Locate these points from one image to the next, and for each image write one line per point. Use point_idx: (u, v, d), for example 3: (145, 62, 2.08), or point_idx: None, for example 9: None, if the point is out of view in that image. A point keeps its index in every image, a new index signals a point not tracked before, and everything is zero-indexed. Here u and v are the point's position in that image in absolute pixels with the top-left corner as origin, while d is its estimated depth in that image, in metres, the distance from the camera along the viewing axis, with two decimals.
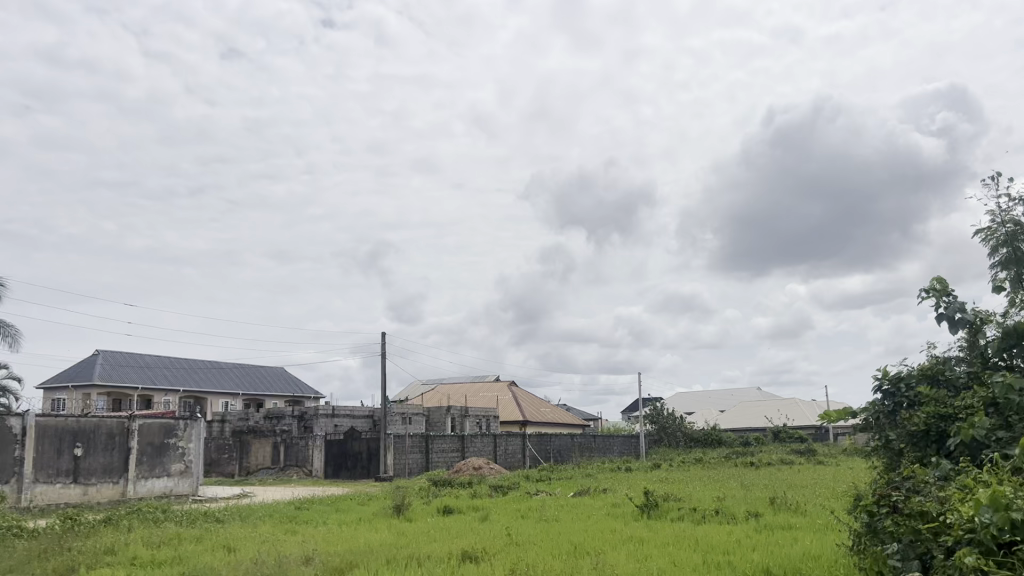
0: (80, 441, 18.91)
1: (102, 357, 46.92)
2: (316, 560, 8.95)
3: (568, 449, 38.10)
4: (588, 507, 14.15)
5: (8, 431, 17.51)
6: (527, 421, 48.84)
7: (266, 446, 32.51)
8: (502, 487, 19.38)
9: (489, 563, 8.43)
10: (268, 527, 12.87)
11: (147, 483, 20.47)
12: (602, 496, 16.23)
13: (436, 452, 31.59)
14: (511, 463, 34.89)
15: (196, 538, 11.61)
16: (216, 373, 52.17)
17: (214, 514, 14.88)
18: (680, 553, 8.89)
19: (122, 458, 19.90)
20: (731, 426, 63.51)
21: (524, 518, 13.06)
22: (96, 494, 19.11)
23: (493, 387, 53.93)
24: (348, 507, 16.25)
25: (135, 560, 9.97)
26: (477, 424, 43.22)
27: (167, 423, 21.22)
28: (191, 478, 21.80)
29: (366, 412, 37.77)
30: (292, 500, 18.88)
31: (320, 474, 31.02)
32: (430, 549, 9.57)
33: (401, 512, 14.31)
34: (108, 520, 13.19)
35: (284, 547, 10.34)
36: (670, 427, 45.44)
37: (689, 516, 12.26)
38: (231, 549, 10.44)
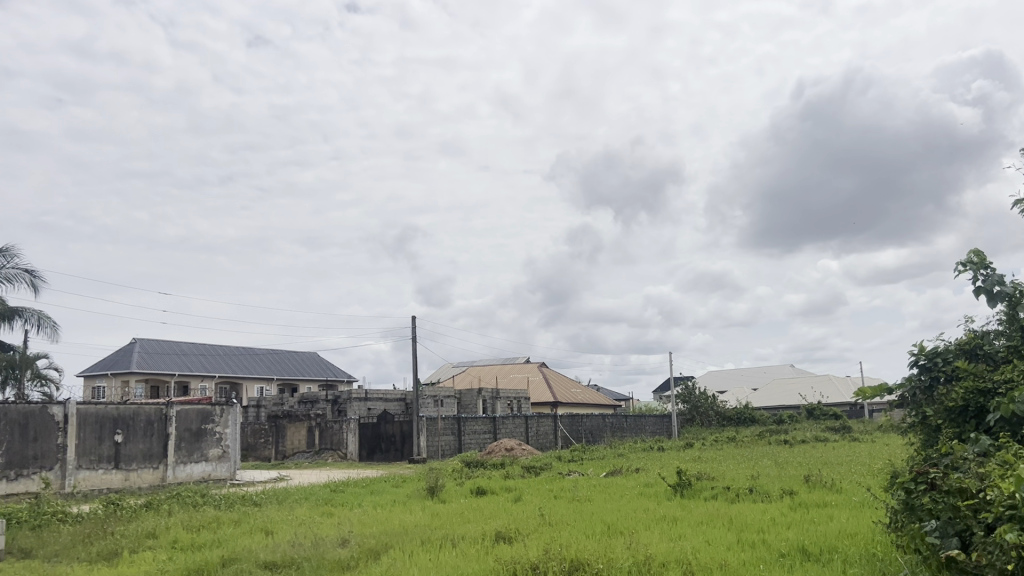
0: (120, 428, 19.29)
1: (139, 346, 47.77)
2: (352, 542, 9.03)
3: (600, 430, 38.14)
4: (620, 487, 14.16)
5: (50, 419, 17.84)
6: (558, 402, 48.94)
7: (302, 430, 32.87)
8: (535, 468, 19.47)
9: (522, 543, 8.48)
10: (304, 510, 13.08)
11: (186, 468, 20.87)
12: (635, 476, 16.32)
13: (467, 435, 31.85)
14: (542, 444, 35.01)
15: (234, 522, 11.75)
16: (251, 359, 52.81)
17: (251, 498, 15.10)
18: (714, 532, 8.86)
19: (162, 443, 20.30)
20: (764, 404, 63.07)
21: (557, 498, 13.15)
22: (137, 479, 19.52)
23: (524, 368, 54.07)
24: (383, 489, 16.39)
25: (175, 544, 10.16)
26: (508, 405, 43.42)
27: (204, 409, 21.61)
28: (228, 463, 22.19)
29: (398, 396, 38.09)
30: (329, 483, 19.12)
31: (355, 456, 31.36)
32: (464, 530, 9.63)
33: (435, 494, 14.40)
34: (150, 505, 13.45)
35: (321, 529, 10.48)
36: (702, 406, 45.24)
37: (723, 495, 12.19)
38: (268, 532, 10.58)
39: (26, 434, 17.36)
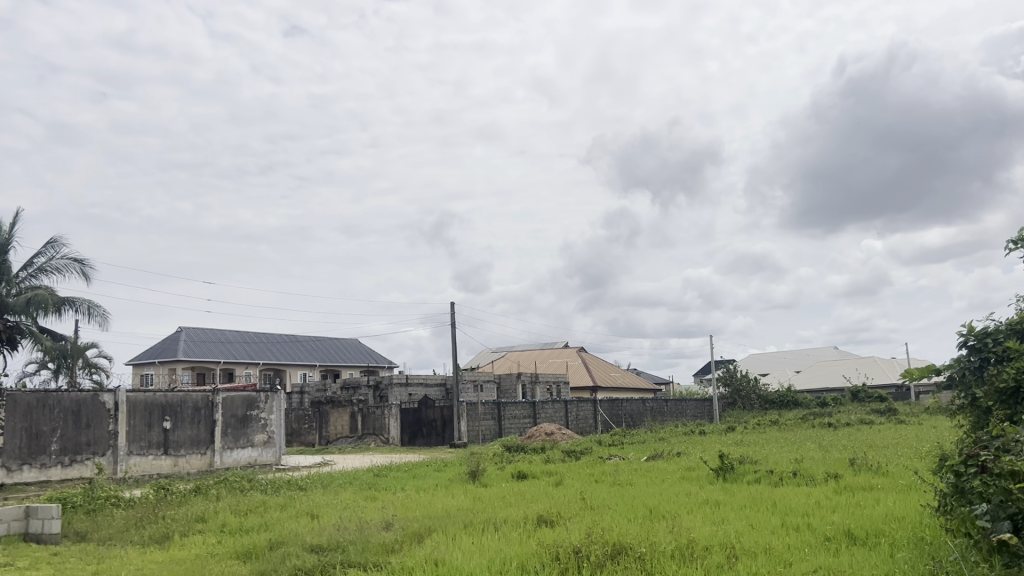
0: (168, 414, 19.72)
1: (185, 335, 48.72)
2: (396, 525, 9.14)
3: (640, 414, 38.07)
4: (661, 471, 14.16)
5: (101, 406, 18.29)
6: (598, 386, 48.90)
7: (344, 416, 33.24)
8: (575, 452, 19.49)
9: (565, 527, 8.50)
10: (348, 494, 13.28)
11: (233, 454, 21.29)
12: (675, 460, 16.28)
13: (507, 419, 32.04)
14: (582, 428, 35.06)
15: (281, 506, 11.98)
16: (293, 347, 53.56)
17: (297, 482, 15.37)
18: (758, 516, 8.80)
19: (208, 430, 20.73)
20: (808, 387, 62.31)
21: (598, 482, 13.17)
22: (186, 465, 19.95)
23: (563, 353, 54.09)
24: (425, 474, 16.54)
25: (224, 528, 10.38)
26: (547, 390, 43.54)
27: (250, 396, 22.01)
28: (274, 449, 22.59)
29: (438, 381, 38.39)
30: (372, 468, 19.37)
31: (397, 441, 31.69)
32: (507, 514, 9.69)
33: (476, 478, 14.50)
34: (198, 489, 13.74)
35: (365, 513, 10.61)
36: (744, 390, 44.87)
37: (767, 479, 12.09)
38: (314, 516, 10.75)
39: (79, 422, 17.82)
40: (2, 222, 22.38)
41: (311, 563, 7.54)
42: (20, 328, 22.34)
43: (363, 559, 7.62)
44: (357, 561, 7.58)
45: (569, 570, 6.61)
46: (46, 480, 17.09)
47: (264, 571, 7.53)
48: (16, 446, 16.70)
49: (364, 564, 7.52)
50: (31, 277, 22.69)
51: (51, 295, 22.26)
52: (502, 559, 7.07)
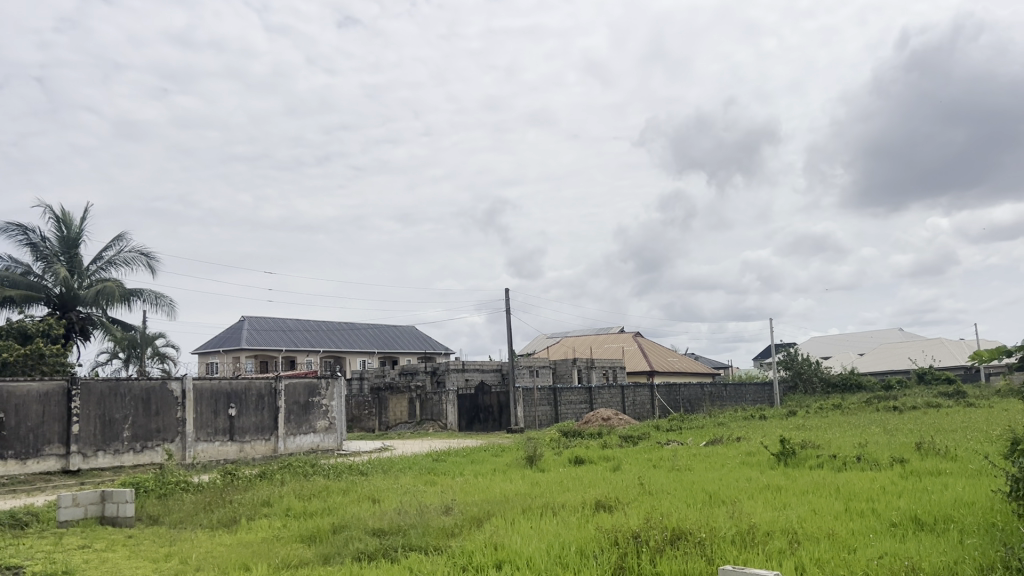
0: (233, 401, 20.26)
1: (248, 324, 49.90)
2: (455, 509, 9.26)
3: (698, 399, 37.78)
4: (721, 456, 14.03)
5: (170, 394, 18.87)
6: (655, 370, 48.58)
7: (403, 402, 33.62)
8: (633, 437, 19.40)
9: (623, 512, 8.50)
10: (408, 479, 13.49)
11: (296, 440, 21.80)
12: (736, 445, 16.11)
13: (564, 405, 32.13)
14: (640, 413, 34.94)
15: (343, 490, 12.24)
16: (352, 334, 54.39)
17: (359, 467, 15.66)
18: (820, 500, 8.68)
19: (272, 416, 21.23)
20: (872, 370, 60.85)
21: (656, 467, 13.12)
22: (251, 450, 20.49)
23: (619, 338, 53.80)
24: (483, 459, 16.68)
25: (289, 511, 10.65)
26: (603, 374, 43.45)
27: (311, 383, 22.48)
28: (335, 434, 23.07)
29: (494, 366, 38.61)
30: (431, 452, 19.59)
31: (455, 426, 31.97)
32: (564, 498, 9.74)
33: (534, 463, 14.59)
34: (264, 474, 14.11)
35: (425, 497, 10.76)
36: (805, 373, 44.13)
37: (829, 464, 11.88)
38: (375, 500, 10.96)
39: (149, 409, 18.42)
40: (72, 218, 23.16)
41: (372, 547, 7.67)
42: (92, 319, 23.17)
43: (424, 542, 7.74)
44: (417, 545, 7.69)
45: (628, 553, 6.61)
46: (120, 465, 17.72)
47: (327, 554, 7.70)
48: (91, 433, 17.35)
49: (425, 547, 7.63)
50: (100, 270, 23.47)
51: (119, 287, 22.98)
52: (561, 544, 7.10)
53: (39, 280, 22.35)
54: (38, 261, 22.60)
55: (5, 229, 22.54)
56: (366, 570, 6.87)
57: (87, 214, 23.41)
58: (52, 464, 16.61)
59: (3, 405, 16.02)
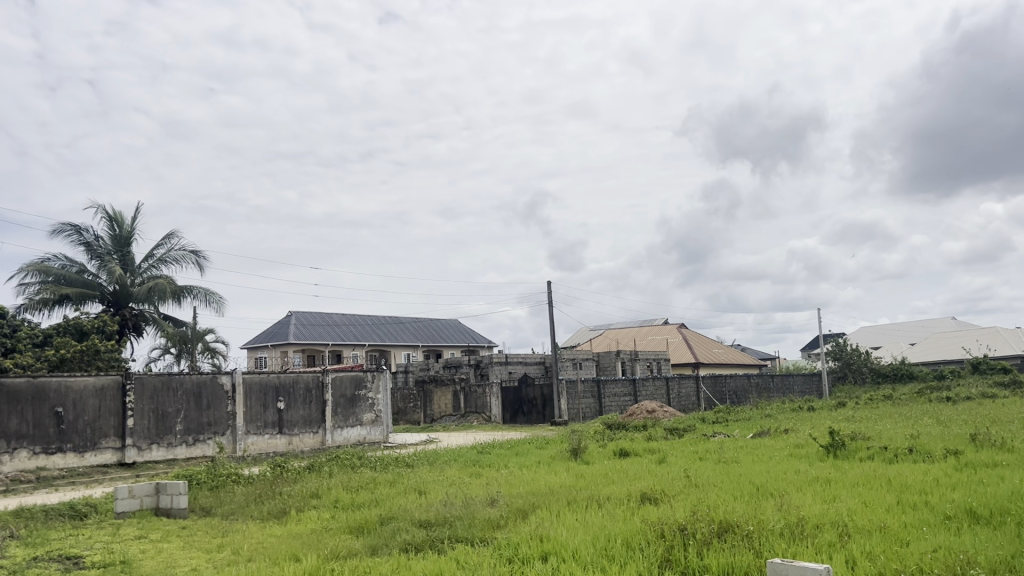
0: (282, 395, 20.61)
1: (295, 319, 50.72)
2: (500, 502, 9.30)
3: (745, 390, 37.38)
4: (768, 448, 13.84)
5: (220, 388, 19.25)
6: (700, 362, 48.14)
7: (447, 394, 33.79)
8: (678, 430, 19.27)
9: (669, 504, 8.45)
10: (454, 471, 13.58)
11: (343, 432, 22.11)
12: (783, 437, 15.89)
13: (609, 397, 32.07)
14: (685, 406, 34.69)
15: (390, 482, 12.38)
16: (397, 328, 54.87)
17: (405, 459, 15.82)
18: (872, 493, 8.53)
19: (320, 409, 21.55)
20: (924, 359, 59.52)
21: (703, 459, 13.00)
22: (300, 443, 20.83)
23: (663, 330, 53.40)
24: (528, 451, 16.69)
25: (337, 503, 10.80)
26: (648, 367, 43.19)
27: (357, 376, 22.76)
28: (381, 426, 23.35)
29: (537, 359, 38.66)
30: (476, 445, 19.70)
31: (499, 419, 32.09)
32: (609, 491, 9.71)
33: (578, 455, 14.59)
34: (312, 467, 14.33)
35: (471, 489, 10.83)
36: (855, 364, 43.42)
37: (880, 456, 11.67)
38: (422, 492, 11.06)
39: (200, 403, 18.82)
40: (125, 218, 23.75)
41: (419, 538, 7.74)
42: (144, 315, 23.71)
43: (470, 534, 7.79)
44: (463, 536, 7.74)
45: (675, 545, 6.58)
46: (173, 458, 18.15)
47: (375, 545, 7.80)
48: (146, 427, 17.79)
49: (471, 539, 7.68)
50: (151, 268, 24.01)
51: (170, 284, 23.48)
52: (607, 536, 7.09)
53: (94, 278, 22.96)
54: (93, 260, 23.22)
55: (60, 229, 23.18)
56: (414, 561, 6.94)
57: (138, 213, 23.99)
58: (109, 456, 17.06)
59: (62, 400, 16.49)
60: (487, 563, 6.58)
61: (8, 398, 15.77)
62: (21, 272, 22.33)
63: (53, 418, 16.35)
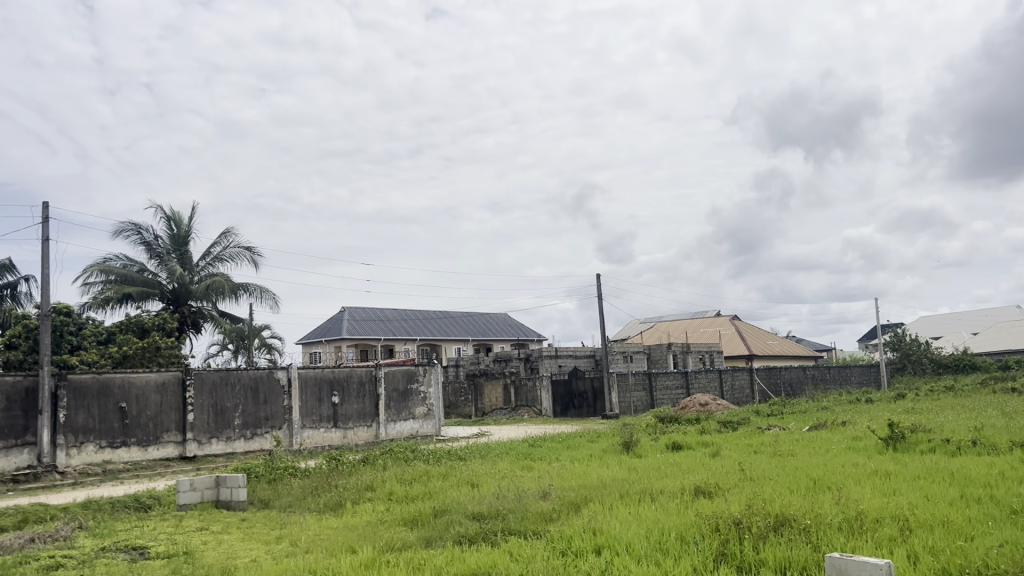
0: (336, 389, 20.92)
1: (348, 314, 51.39)
2: (553, 495, 9.31)
3: (800, 382, 36.81)
4: (825, 441, 13.58)
5: (277, 382, 19.63)
6: (753, 354, 47.49)
7: (498, 388, 33.89)
8: (732, 423, 19.00)
9: (724, 498, 8.37)
10: (505, 464, 13.64)
11: (397, 426, 22.36)
12: (840, 429, 15.58)
13: (660, 390, 31.89)
14: (739, 398, 34.28)
15: (442, 475, 12.50)
16: (447, 323, 55.23)
17: (457, 453, 15.92)
18: (934, 486, 8.32)
19: (373, 403, 21.82)
20: (987, 349, 57.82)
21: (758, 453, 12.82)
22: (354, 437, 21.13)
23: (715, 322, 52.78)
24: (579, 445, 16.66)
25: (391, 496, 10.94)
26: (700, 359, 42.73)
27: (410, 370, 22.99)
28: (434, 420, 23.55)
29: (587, 352, 38.62)
30: (527, 438, 19.73)
31: (550, 412, 32.11)
32: (663, 484, 9.66)
33: (630, 449, 14.54)
34: (366, 460, 14.52)
35: (523, 482, 10.89)
36: (914, 354, 42.39)
37: (942, 449, 11.37)
38: (475, 485, 11.15)
39: (257, 397, 19.23)
40: (182, 218, 24.32)
41: (472, 531, 7.80)
42: (203, 312, 24.28)
43: (523, 526, 7.83)
44: (517, 529, 7.78)
45: (730, 539, 6.52)
46: (232, 452, 18.57)
47: (430, 537, 7.88)
48: (205, 421, 18.23)
49: (524, 532, 7.71)
50: (209, 266, 24.57)
51: (227, 281, 23.97)
52: (660, 530, 7.05)
53: (154, 277, 23.58)
54: (152, 259, 23.87)
55: (121, 230, 23.87)
56: (468, 553, 6.99)
57: (195, 212, 24.54)
58: (171, 450, 17.55)
59: (125, 396, 17.00)
60: (540, 555, 6.61)
61: (75, 393, 16.32)
62: (85, 272, 23.03)
63: (117, 412, 16.86)
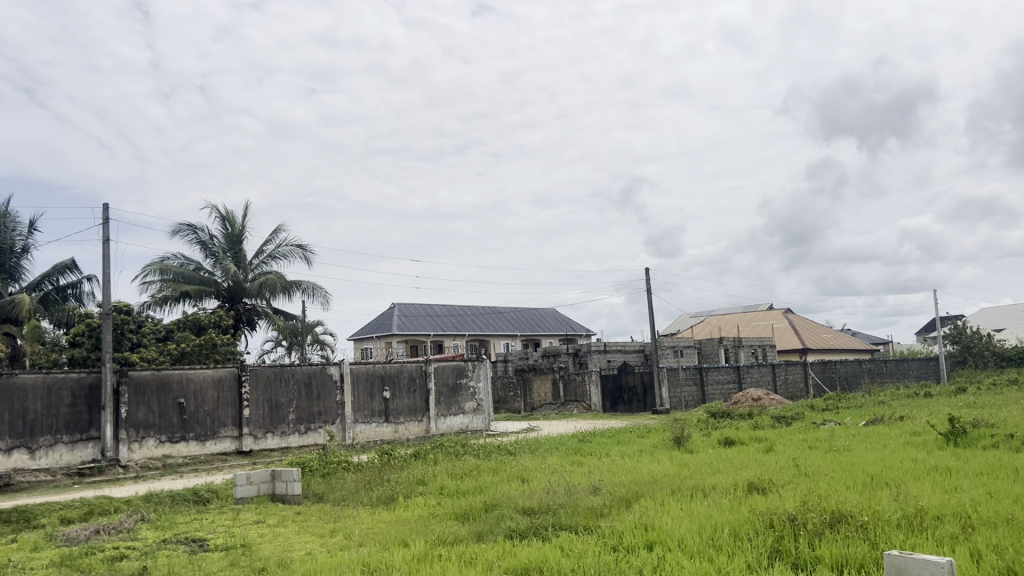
0: (387, 384, 21.16)
1: (398, 310, 51.91)
2: (603, 490, 9.30)
3: (856, 376, 36.04)
4: (883, 436, 13.26)
5: (329, 378, 19.92)
6: (807, 348, 46.66)
7: (547, 383, 33.86)
8: (786, 418, 18.66)
9: (779, 494, 8.25)
10: (555, 458, 13.66)
11: (447, 420, 22.55)
12: (898, 424, 15.22)
13: (711, 385, 31.54)
14: (793, 393, 33.77)
15: (492, 469, 12.54)
16: (496, 318, 55.39)
17: (506, 447, 15.98)
18: (996, 483, 8.08)
19: (423, 398, 22.02)
20: None
21: (813, 448, 12.60)
22: (405, 431, 21.35)
23: (768, 315, 51.93)
24: (629, 440, 16.60)
25: (442, 490, 11.04)
26: (752, 353, 42.09)
27: (459, 365, 23.15)
28: (483, 415, 23.68)
29: (637, 347, 38.43)
30: (576, 434, 19.67)
31: (600, 407, 32.01)
32: (715, 480, 9.54)
33: (681, 443, 14.44)
34: (418, 454, 14.65)
35: (573, 477, 10.86)
36: (976, 347, 41.18)
37: (1006, 444, 11.03)
38: (525, 479, 11.17)
39: (311, 392, 19.54)
40: (236, 217, 24.80)
41: (523, 525, 7.82)
42: (257, 310, 24.74)
43: (573, 522, 7.82)
44: (568, 524, 7.77)
45: (784, 537, 6.41)
46: (287, 446, 18.93)
47: (480, 531, 7.93)
48: (260, 416, 18.59)
49: (575, 527, 7.71)
50: (262, 263, 25.02)
51: (280, 279, 24.38)
52: (713, 525, 6.99)
53: (209, 275, 24.12)
54: (208, 258, 24.43)
55: (178, 229, 24.45)
56: (519, 547, 7.02)
57: (248, 211, 24.98)
58: (227, 445, 17.93)
59: (183, 392, 17.41)
60: (591, 550, 6.60)
61: (136, 389, 16.77)
62: (143, 271, 23.63)
63: (176, 408, 17.28)
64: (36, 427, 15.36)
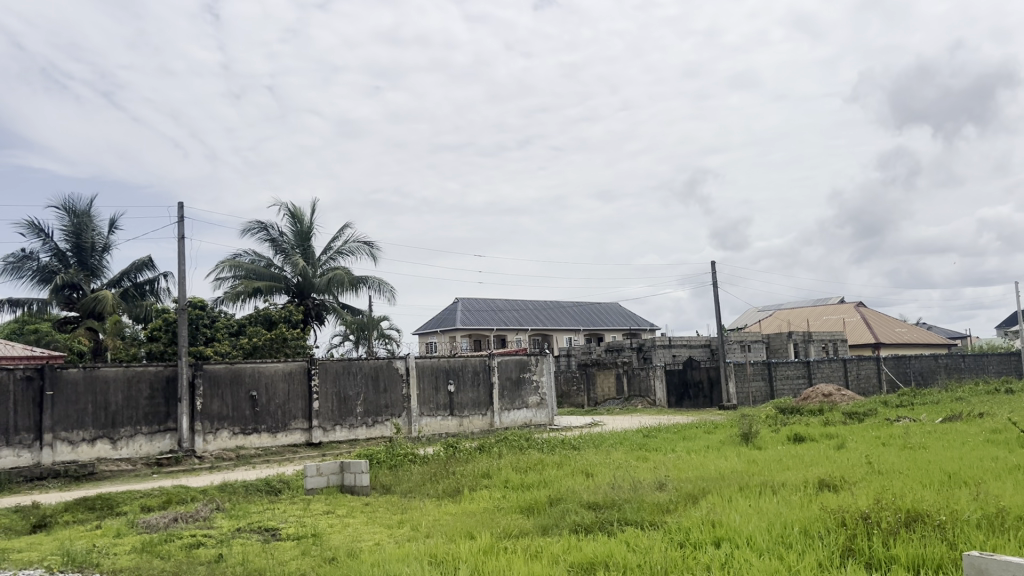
0: (452, 378, 21.37)
1: (462, 304, 52.27)
2: (669, 486, 9.18)
3: (932, 371, 34.89)
4: (961, 434, 12.81)
5: (395, 371, 20.21)
6: (880, 343, 45.38)
7: (611, 377, 33.70)
8: (858, 414, 18.18)
9: (850, 492, 8.05)
10: (619, 453, 13.59)
11: (511, 414, 22.65)
12: (977, 421, 14.63)
13: (780, 380, 30.98)
14: (864, 388, 32.88)
15: (555, 464, 12.53)
16: (559, 312, 55.30)
17: (571, 442, 15.91)
18: None
19: (487, 392, 22.16)
20: None
21: (886, 446, 12.23)
22: (470, 424, 21.55)
23: (839, 309, 50.60)
24: (695, 435, 16.41)
25: (507, 483, 11.09)
26: (822, 348, 41.13)
27: (522, 359, 23.21)
28: (547, 409, 23.72)
29: (703, 341, 37.96)
30: (640, 429, 19.48)
31: (664, 402, 31.66)
32: (784, 477, 9.37)
33: (750, 440, 14.20)
34: (482, 448, 14.75)
35: (637, 473, 10.77)
36: None
37: None
38: (588, 474, 11.14)
39: (378, 386, 19.85)
40: (304, 215, 25.32)
41: (589, 520, 7.82)
42: (326, 305, 25.24)
43: (639, 517, 7.78)
44: (633, 519, 7.74)
45: (858, 535, 6.26)
46: (355, 439, 19.27)
47: (546, 525, 7.96)
48: (329, 409, 18.98)
49: (641, 522, 7.67)
50: (330, 260, 25.52)
51: (347, 275, 24.83)
52: (783, 523, 6.86)
53: (280, 272, 24.69)
54: (278, 255, 25.03)
55: (249, 228, 25.08)
56: (584, 542, 7.02)
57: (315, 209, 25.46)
58: (297, 437, 18.37)
59: (255, 385, 17.88)
60: (657, 547, 6.55)
61: (210, 382, 17.29)
62: (217, 267, 24.35)
63: (249, 401, 17.77)
64: (117, 418, 15.98)
